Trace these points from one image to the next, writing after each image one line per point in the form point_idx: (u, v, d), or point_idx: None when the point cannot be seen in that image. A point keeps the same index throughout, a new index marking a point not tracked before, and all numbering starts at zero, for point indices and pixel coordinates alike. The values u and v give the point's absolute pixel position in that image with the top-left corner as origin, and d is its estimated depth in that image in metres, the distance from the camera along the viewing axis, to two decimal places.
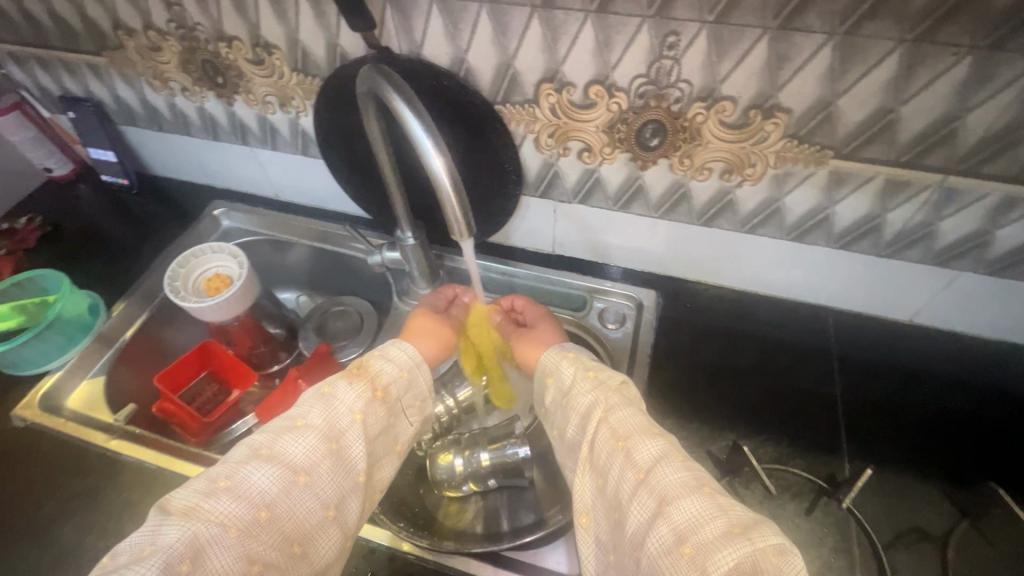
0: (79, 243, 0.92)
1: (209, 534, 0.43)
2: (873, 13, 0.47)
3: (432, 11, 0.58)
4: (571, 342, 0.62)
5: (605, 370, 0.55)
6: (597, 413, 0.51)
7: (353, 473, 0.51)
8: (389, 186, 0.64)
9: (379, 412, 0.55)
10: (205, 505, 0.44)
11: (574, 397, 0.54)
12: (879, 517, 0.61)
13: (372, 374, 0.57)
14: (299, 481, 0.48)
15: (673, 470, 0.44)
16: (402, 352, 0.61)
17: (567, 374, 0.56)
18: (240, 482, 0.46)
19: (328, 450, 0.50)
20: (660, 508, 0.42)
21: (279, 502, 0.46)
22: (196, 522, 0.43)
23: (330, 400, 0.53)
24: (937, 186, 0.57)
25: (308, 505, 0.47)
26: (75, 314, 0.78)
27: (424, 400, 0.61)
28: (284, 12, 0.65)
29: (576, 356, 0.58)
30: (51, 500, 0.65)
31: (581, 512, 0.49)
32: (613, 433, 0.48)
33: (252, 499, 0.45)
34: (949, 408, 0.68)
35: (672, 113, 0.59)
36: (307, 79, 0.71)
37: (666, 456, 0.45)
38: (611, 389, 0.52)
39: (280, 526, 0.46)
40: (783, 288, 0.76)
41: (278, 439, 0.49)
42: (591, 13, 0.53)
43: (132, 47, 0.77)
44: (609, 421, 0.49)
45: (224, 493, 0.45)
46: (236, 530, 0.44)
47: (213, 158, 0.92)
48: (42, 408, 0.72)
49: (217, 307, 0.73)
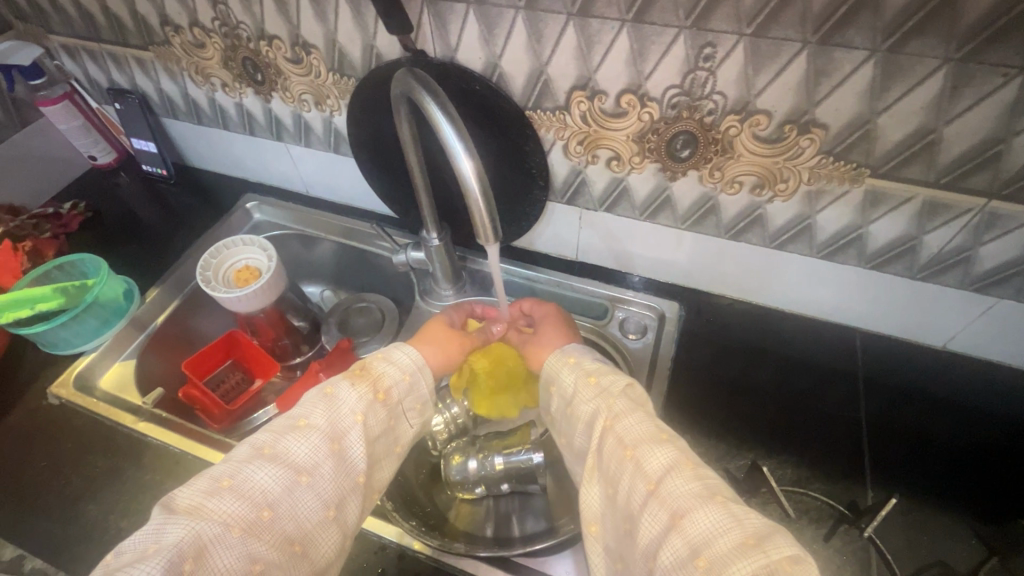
0: (118, 229, 0.96)
1: (213, 533, 0.44)
2: (918, 30, 0.45)
3: (468, 16, 0.58)
4: (574, 345, 0.60)
5: (607, 375, 0.54)
6: (601, 421, 0.51)
7: (353, 474, 0.52)
8: (417, 187, 0.64)
9: (379, 415, 0.55)
10: (210, 504, 0.45)
11: (576, 405, 0.54)
12: (901, 549, 0.59)
13: (374, 377, 0.57)
14: (301, 482, 0.48)
15: (684, 481, 0.43)
16: (406, 357, 0.60)
17: (567, 382, 0.56)
18: (243, 482, 0.47)
19: (329, 450, 0.50)
20: (672, 522, 0.41)
21: (281, 502, 0.47)
22: (201, 522, 0.44)
23: (332, 401, 0.53)
24: (979, 210, 0.55)
25: (309, 505, 0.48)
26: (111, 298, 0.80)
27: (425, 404, 0.61)
28: (324, 13, 0.66)
29: (578, 360, 0.57)
30: (79, 476, 0.68)
31: (590, 521, 0.49)
32: (620, 442, 0.48)
33: (255, 499, 0.46)
34: (980, 440, 0.65)
35: (705, 125, 0.58)
36: (342, 79, 0.73)
37: (676, 466, 0.44)
38: (613, 397, 0.52)
39: (282, 527, 0.47)
40: (810, 307, 0.74)
41: (281, 439, 0.50)
42: (627, 22, 0.53)
43: (178, 43, 0.80)
44: (616, 430, 0.49)
45: (228, 493, 0.46)
46: (239, 529, 0.45)
47: (248, 152, 0.94)
48: (76, 387, 0.74)
49: (246, 298, 0.75)
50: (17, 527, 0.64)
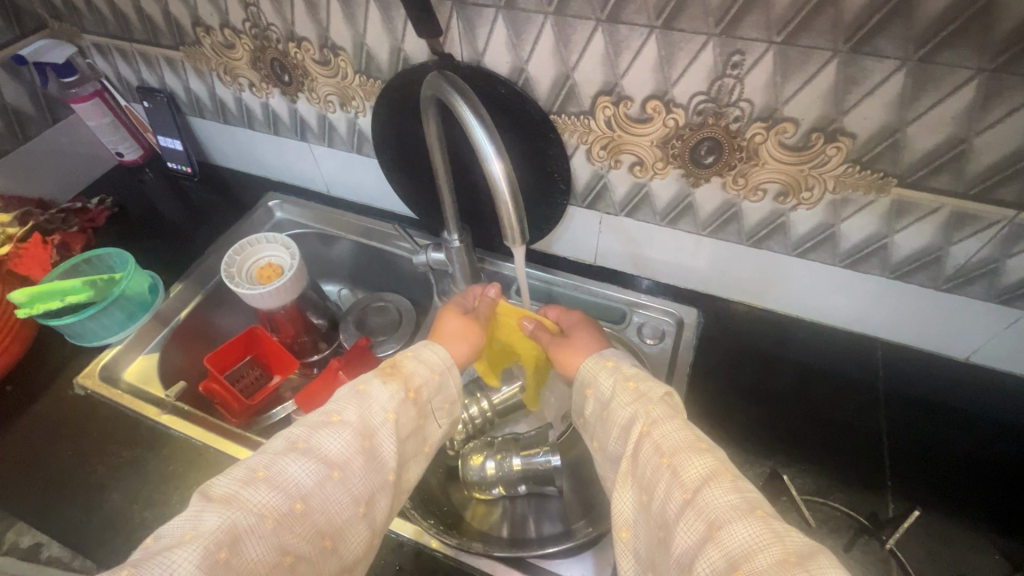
0: (143, 225, 0.97)
1: (247, 524, 0.45)
2: (952, 40, 0.45)
3: (497, 21, 0.59)
4: (610, 349, 0.60)
5: (646, 381, 0.54)
6: (638, 427, 0.51)
7: (382, 471, 0.52)
8: (441, 189, 0.65)
9: (410, 413, 0.56)
10: (245, 493, 0.46)
11: (613, 410, 0.54)
12: (923, 560, 0.58)
13: (404, 375, 0.57)
14: (333, 477, 0.49)
15: (723, 491, 0.43)
16: (435, 355, 0.61)
17: (606, 384, 0.56)
18: (277, 473, 0.48)
19: (359, 446, 0.51)
20: (710, 532, 0.42)
21: (313, 496, 0.48)
22: (236, 512, 0.45)
23: (365, 398, 0.54)
24: (1008, 221, 0.55)
25: (341, 500, 0.49)
26: (137, 292, 0.82)
27: (454, 402, 0.61)
28: (354, 16, 0.67)
29: (616, 364, 0.57)
30: (103, 466, 0.69)
31: (621, 526, 0.49)
32: (657, 448, 0.48)
33: (288, 491, 0.47)
34: (1002, 452, 0.65)
35: (730, 131, 0.58)
36: (368, 81, 0.74)
37: (716, 476, 0.44)
38: (653, 402, 0.52)
39: (314, 521, 0.48)
40: (829, 315, 0.74)
41: (315, 433, 0.51)
42: (656, 29, 0.53)
43: (208, 44, 0.82)
44: (652, 436, 0.49)
45: (262, 483, 0.47)
46: (272, 520, 0.46)
47: (271, 152, 0.96)
48: (102, 377, 0.76)
49: (268, 295, 0.76)
50: (42, 513, 0.65)
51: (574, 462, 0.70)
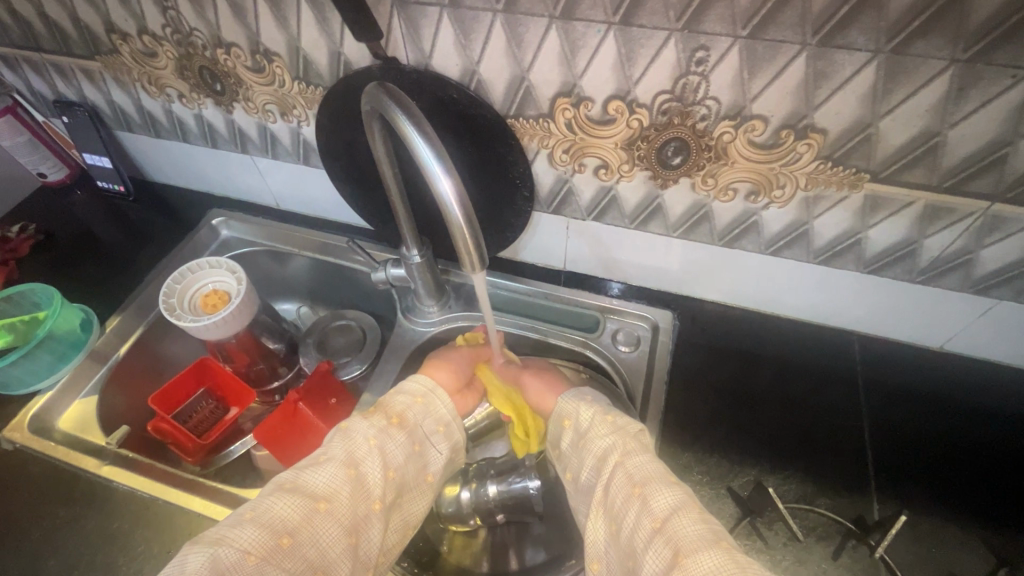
0: (74, 251, 0.89)
1: (229, 559, 0.41)
2: (924, 30, 0.43)
3: (442, 20, 0.54)
4: (591, 388, 0.58)
5: (624, 415, 0.53)
6: (612, 458, 0.49)
7: (369, 499, 0.49)
8: (394, 204, 0.60)
9: (399, 439, 0.53)
10: (232, 533, 0.43)
11: (591, 439, 0.52)
12: (913, 562, 0.56)
13: (385, 407, 0.56)
14: (319, 509, 0.46)
15: (691, 522, 0.41)
16: (415, 384, 0.59)
17: (584, 416, 0.54)
18: (264, 512, 0.45)
19: (345, 476, 0.48)
20: (675, 560, 0.39)
21: (302, 528, 0.44)
22: (220, 547, 0.42)
23: (348, 434, 0.52)
24: (982, 213, 0.54)
25: (332, 533, 0.45)
26: (67, 330, 0.75)
27: (449, 425, 0.58)
28: (285, 19, 0.61)
29: (596, 399, 0.56)
30: (39, 528, 0.62)
31: (592, 558, 0.47)
32: (629, 479, 0.46)
33: (273, 526, 0.44)
34: (976, 438, 0.64)
35: (697, 131, 0.55)
36: (308, 89, 0.68)
37: (685, 507, 0.43)
38: (631, 435, 0.50)
39: (305, 555, 0.44)
40: (803, 310, 0.73)
41: (302, 473, 0.48)
42: (614, 25, 0.49)
43: (127, 52, 0.74)
44: (626, 465, 0.47)
45: (249, 523, 0.44)
46: (255, 556, 0.42)
47: (212, 166, 0.89)
48: (32, 430, 0.69)
49: (215, 326, 0.70)
50: None
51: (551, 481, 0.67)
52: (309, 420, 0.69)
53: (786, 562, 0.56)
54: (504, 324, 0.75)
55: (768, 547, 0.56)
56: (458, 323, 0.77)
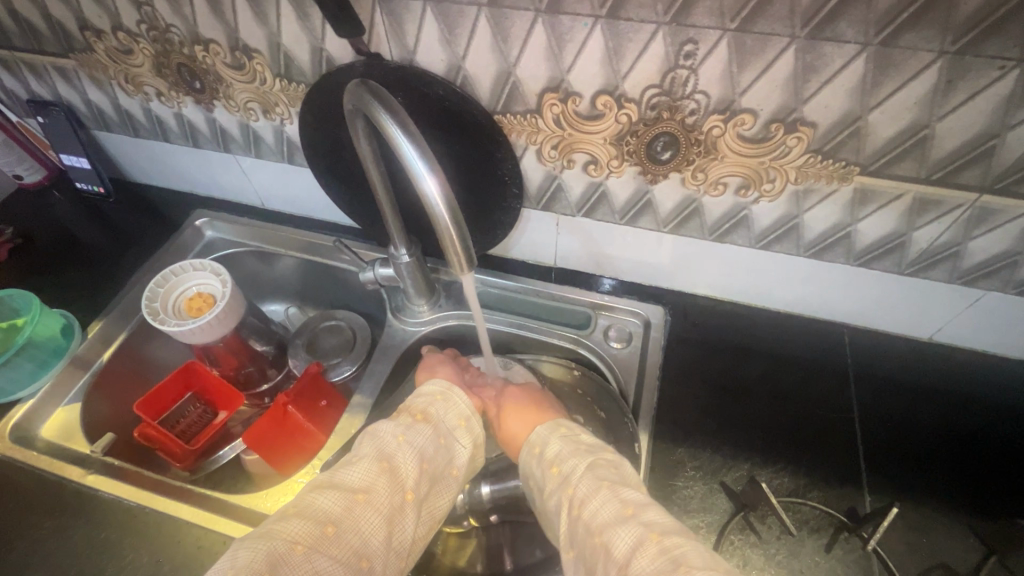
0: (54, 255, 0.87)
1: (279, 550, 0.40)
2: (913, 22, 0.42)
3: (426, 14, 0.53)
4: (548, 425, 0.54)
5: (569, 460, 0.49)
6: (568, 512, 0.46)
7: (403, 489, 0.47)
8: (382, 204, 0.59)
9: (426, 433, 0.51)
10: (279, 527, 0.42)
11: (545, 501, 0.49)
12: (904, 553, 0.57)
13: (407, 406, 0.54)
14: (359, 500, 0.45)
15: (649, 561, 0.39)
16: (433, 384, 0.57)
17: (537, 476, 0.51)
18: (308, 507, 0.44)
19: (379, 470, 0.47)
20: None
21: (345, 519, 0.44)
22: (271, 540, 0.41)
23: (375, 434, 0.51)
24: (970, 204, 0.54)
25: (373, 521, 0.44)
26: (47, 336, 0.74)
27: (470, 419, 0.56)
28: (264, 14, 0.59)
29: (541, 446, 0.52)
30: (24, 539, 0.60)
31: None
32: (588, 529, 0.43)
33: (317, 517, 0.43)
34: (964, 427, 0.65)
35: (686, 125, 0.55)
36: (290, 86, 0.66)
37: (642, 541, 0.40)
38: (575, 482, 0.47)
39: (348, 542, 0.43)
40: (793, 304, 0.73)
41: (337, 472, 0.48)
42: (601, 18, 0.48)
43: (102, 50, 0.72)
44: (584, 516, 0.44)
45: (295, 517, 0.43)
46: (303, 546, 0.41)
47: (194, 166, 0.87)
48: (13, 439, 0.67)
49: (198, 330, 0.68)
50: None
51: None
52: (298, 422, 0.68)
53: (779, 555, 0.56)
54: (495, 323, 0.74)
55: (760, 543, 0.57)
56: (449, 322, 0.76)
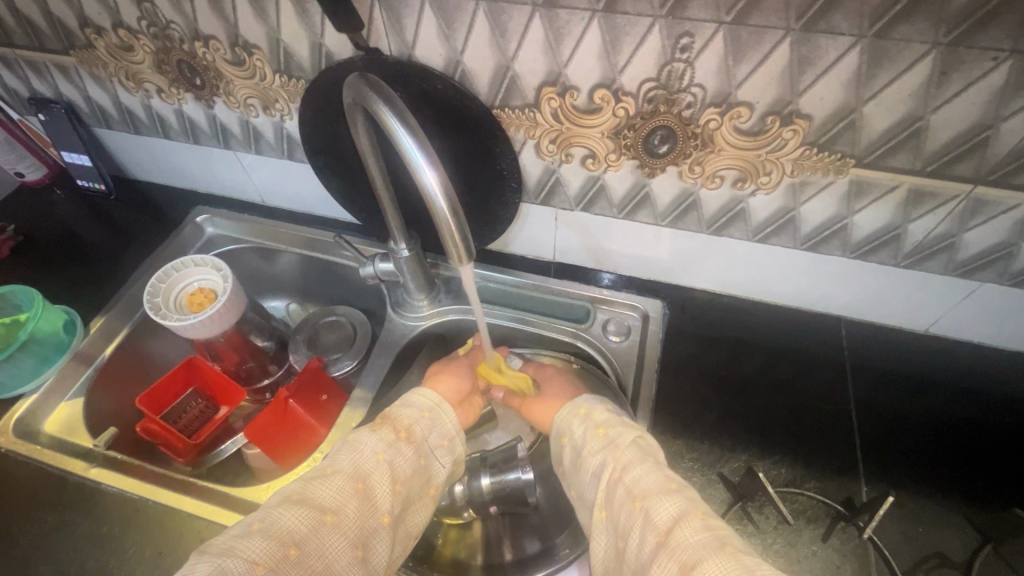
0: (56, 251, 0.88)
1: (236, 570, 0.39)
2: (908, 13, 0.43)
3: (424, 9, 0.53)
4: (593, 396, 0.58)
5: (616, 427, 0.52)
6: (609, 474, 0.48)
7: (378, 514, 0.48)
8: (381, 198, 0.59)
9: (407, 454, 0.52)
10: (242, 545, 0.41)
11: (585, 458, 0.51)
12: (898, 542, 0.57)
13: (393, 420, 0.55)
14: (326, 522, 0.44)
15: (693, 531, 0.40)
16: (423, 397, 0.59)
17: (578, 434, 0.54)
18: (273, 523, 0.43)
19: (353, 490, 0.47)
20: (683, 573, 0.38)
21: (309, 540, 0.43)
22: (227, 558, 0.40)
23: (354, 445, 0.51)
24: (965, 196, 0.54)
25: (340, 545, 0.44)
26: (50, 332, 0.74)
27: (453, 440, 0.58)
28: (264, 11, 0.60)
29: (589, 412, 0.55)
30: (28, 534, 0.60)
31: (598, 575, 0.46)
32: (629, 493, 0.45)
33: (280, 537, 0.42)
34: (960, 418, 0.66)
35: (683, 118, 0.55)
36: (290, 81, 0.66)
37: (686, 515, 0.41)
38: (622, 447, 0.49)
39: (309, 567, 0.42)
40: (790, 297, 0.73)
41: (308, 485, 0.47)
42: (598, 12, 0.49)
43: (103, 47, 0.72)
44: (625, 481, 0.46)
45: (258, 535, 0.42)
46: (263, 566, 0.40)
47: (194, 162, 0.87)
48: (17, 434, 0.68)
49: (200, 324, 0.69)
50: None
51: (546, 471, 0.68)
52: (300, 417, 0.69)
53: (774, 546, 0.56)
54: (495, 317, 0.75)
55: (756, 533, 0.57)
56: (448, 317, 0.77)
